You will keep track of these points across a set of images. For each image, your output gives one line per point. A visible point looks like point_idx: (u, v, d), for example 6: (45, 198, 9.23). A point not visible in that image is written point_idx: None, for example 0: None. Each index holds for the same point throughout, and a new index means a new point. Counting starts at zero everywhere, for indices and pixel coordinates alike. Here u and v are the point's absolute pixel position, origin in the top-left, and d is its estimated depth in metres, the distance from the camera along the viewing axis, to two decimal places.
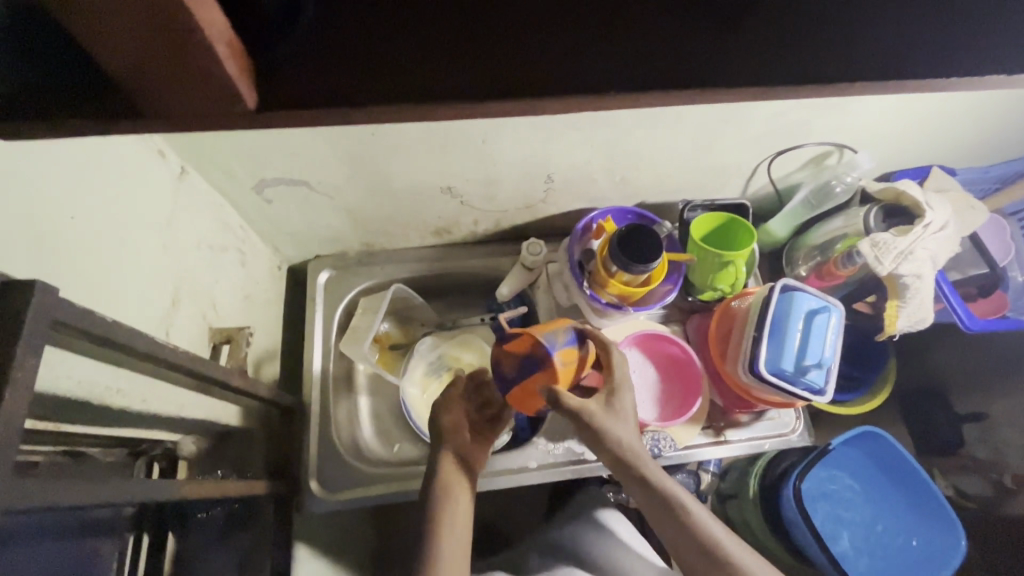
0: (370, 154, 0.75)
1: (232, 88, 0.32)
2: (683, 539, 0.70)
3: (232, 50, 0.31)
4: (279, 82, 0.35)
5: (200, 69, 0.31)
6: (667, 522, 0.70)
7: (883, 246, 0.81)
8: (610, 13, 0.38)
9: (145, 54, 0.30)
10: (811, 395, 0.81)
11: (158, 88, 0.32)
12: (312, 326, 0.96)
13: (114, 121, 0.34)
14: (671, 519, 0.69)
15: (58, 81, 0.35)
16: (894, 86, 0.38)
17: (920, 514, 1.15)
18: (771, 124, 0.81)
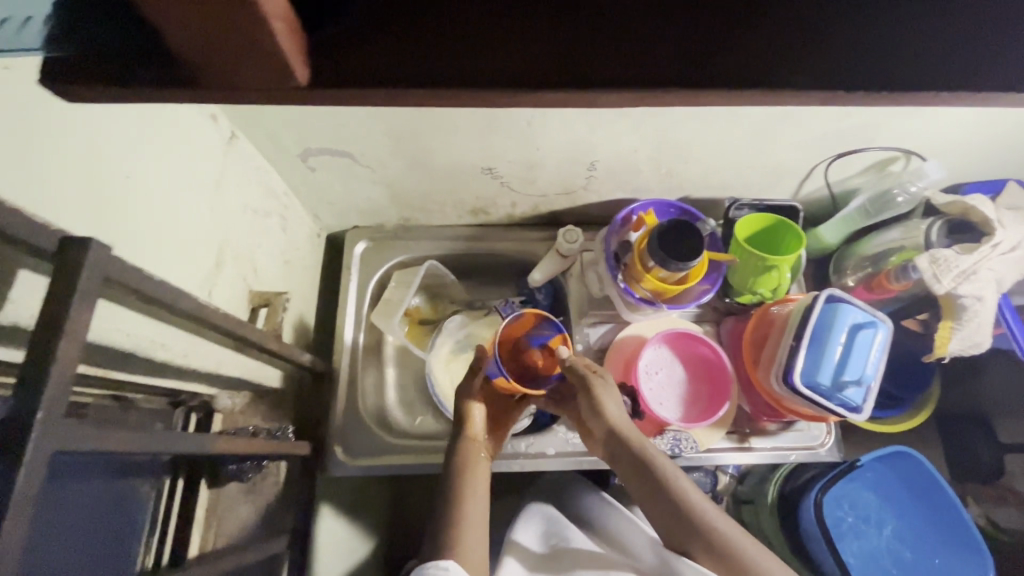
0: (414, 130, 0.75)
1: (286, 63, 0.32)
2: (671, 513, 0.71)
3: (289, 26, 0.31)
4: (334, 56, 0.34)
5: (258, 45, 0.30)
6: (657, 496, 0.71)
7: (944, 263, 0.76)
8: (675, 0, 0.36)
9: (206, 34, 0.29)
10: (846, 412, 0.78)
11: (220, 69, 0.32)
12: (346, 296, 0.98)
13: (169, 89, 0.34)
14: (662, 493, 0.71)
15: None
16: (986, 96, 0.35)
17: (949, 544, 1.11)
18: (836, 125, 0.76)
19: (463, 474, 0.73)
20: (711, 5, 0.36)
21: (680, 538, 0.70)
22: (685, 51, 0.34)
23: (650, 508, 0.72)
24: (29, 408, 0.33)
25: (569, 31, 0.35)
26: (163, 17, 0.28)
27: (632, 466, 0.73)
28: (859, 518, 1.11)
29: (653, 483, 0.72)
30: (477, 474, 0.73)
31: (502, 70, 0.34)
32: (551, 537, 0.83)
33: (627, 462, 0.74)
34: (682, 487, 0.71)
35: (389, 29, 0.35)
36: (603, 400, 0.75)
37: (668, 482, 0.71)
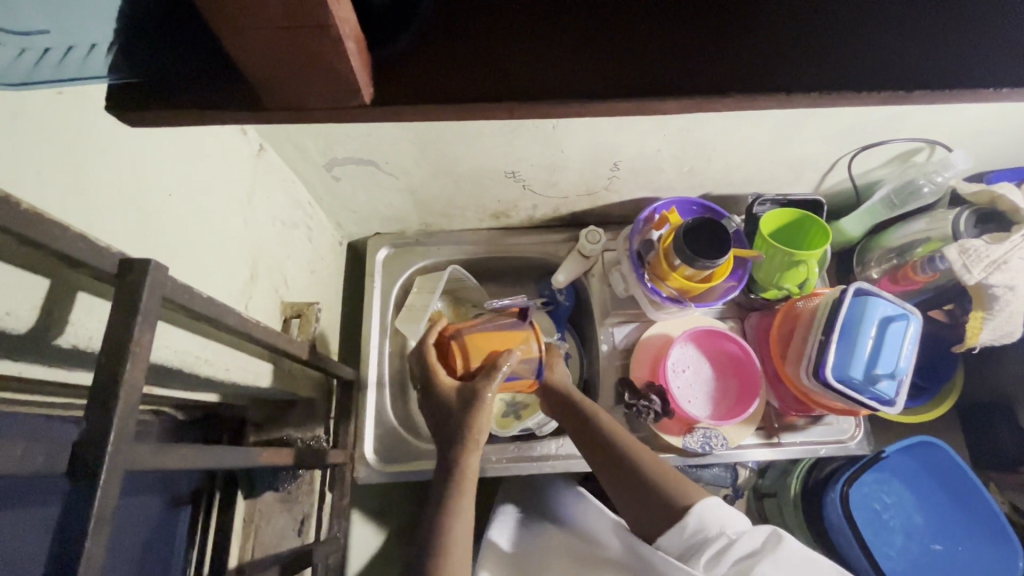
0: (438, 138, 0.75)
1: (355, 84, 0.32)
2: (639, 491, 0.72)
3: (358, 44, 0.31)
4: (396, 77, 0.35)
5: (329, 63, 0.30)
6: (595, 441, 0.76)
7: (973, 252, 0.76)
8: (726, 8, 0.36)
9: (276, 57, 0.29)
10: (878, 405, 0.78)
11: (291, 88, 0.32)
12: (370, 303, 0.98)
13: (235, 112, 0.34)
14: (599, 438, 0.76)
15: (188, 70, 0.35)
16: None
17: (975, 530, 1.11)
18: (861, 118, 0.76)
19: (460, 493, 0.69)
20: (761, 13, 0.36)
21: (632, 500, 0.72)
22: (736, 56, 0.35)
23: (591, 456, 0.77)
24: (105, 426, 0.33)
25: (619, 42, 0.35)
26: (234, 46, 0.29)
27: (597, 447, 0.76)
28: (884, 509, 1.11)
29: (614, 455, 0.75)
30: (469, 491, 0.70)
31: (563, 83, 0.34)
32: (525, 538, 0.85)
33: (579, 428, 0.78)
34: (616, 431, 0.76)
35: (447, 45, 0.35)
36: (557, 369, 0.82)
37: (602, 426, 0.76)
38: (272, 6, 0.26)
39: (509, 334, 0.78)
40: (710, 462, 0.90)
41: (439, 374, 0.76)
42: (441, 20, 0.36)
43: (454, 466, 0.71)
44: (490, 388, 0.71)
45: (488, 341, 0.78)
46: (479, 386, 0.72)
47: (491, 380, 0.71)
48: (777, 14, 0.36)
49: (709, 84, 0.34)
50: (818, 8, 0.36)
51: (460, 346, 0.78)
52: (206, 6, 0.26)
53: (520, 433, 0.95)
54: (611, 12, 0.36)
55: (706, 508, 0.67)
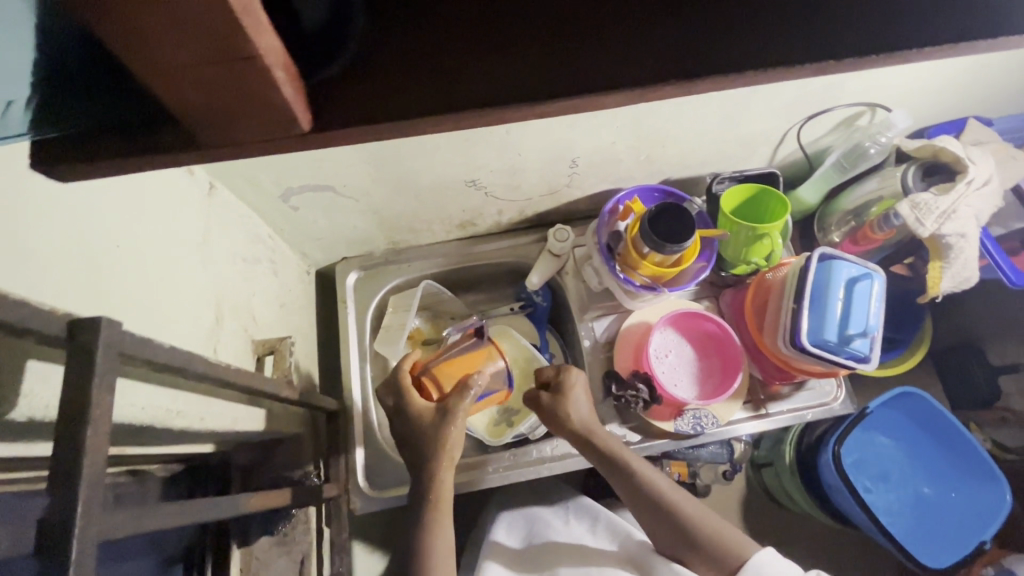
0: (395, 154, 0.74)
1: (290, 113, 0.31)
2: (669, 529, 0.74)
3: (289, 74, 0.30)
4: (333, 104, 0.34)
5: (260, 95, 0.29)
6: (642, 498, 0.76)
7: (924, 206, 0.79)
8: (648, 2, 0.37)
9: (200, 91, 0.28)
10: (855, 363, 0.79)
11: (219, 123, 0.31)
12: (345, 329, 0.96)
13: (173, 152, 0.33)
14: (644, 491, 0.76)
15: (123, 114, 0.34)
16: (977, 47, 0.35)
17: (967, 475, 1.17)
18: (802, 90, 0.78)
19: (437, 513, 0.71)
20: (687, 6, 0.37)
21: (664, 535, 0.75)
22: (669, 44, 0.35)
23: (636, 507, 0.77)
24: (71, 499, 0.32)
25: (563, 42, 0.35)
26: (164, 90, 0.28)
27: (628, 486, 0.76)
28: (876, 463, 1.17)
29: (646, 495, 0.76)
30: (445, 508, 0.71)
31: (501, 87, 0.34)
32: (532, 537, 0.87)
33: (605, 464, 0.78)
34: (662, 487, 0.76)
35: (386, 64, 0.35)
36: (572, 403, 0.79)
37: (648, 483, 0.76)
38: (194, 39, 0.25)
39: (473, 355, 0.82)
40: (704, 441, 0.91)
41: (413, 398, 0.76)
42: (374, 43, 0.36)
43: (429, 484, 0.72)
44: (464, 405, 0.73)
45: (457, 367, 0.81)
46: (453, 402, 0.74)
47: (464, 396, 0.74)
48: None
49: (659, 72, 0.34)
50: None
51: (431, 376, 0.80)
52: (129, 49, 0.26)
53: (514, 439, 0.95)
54: (550, 17, 0.36)
55: (760, 563, 0.69)
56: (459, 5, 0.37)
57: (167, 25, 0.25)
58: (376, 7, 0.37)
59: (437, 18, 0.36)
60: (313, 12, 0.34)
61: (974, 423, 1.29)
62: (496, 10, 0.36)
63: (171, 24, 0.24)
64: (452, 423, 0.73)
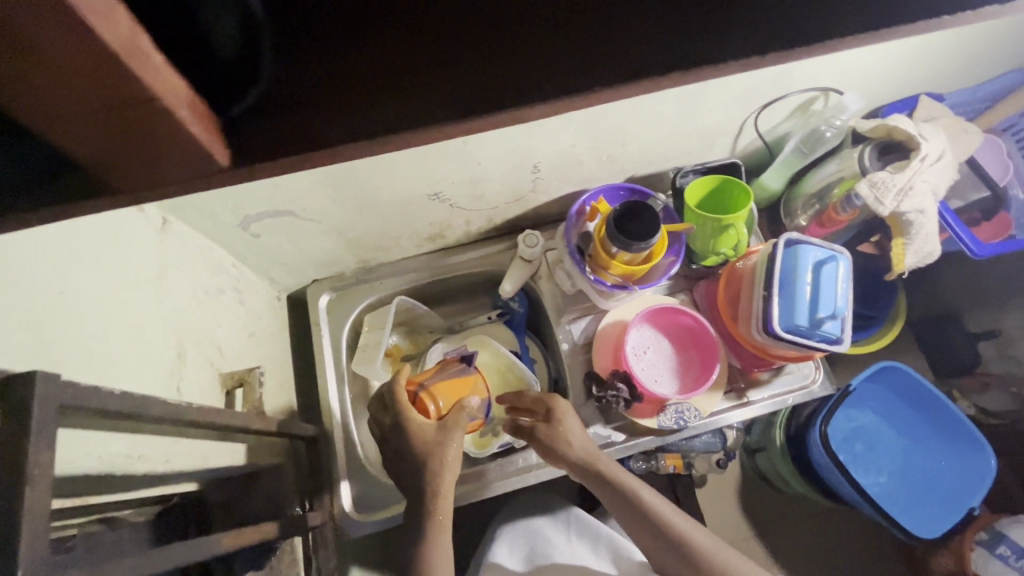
0: (352, 174, 0.73)
1: (203, 151, 0.30)
2: (669, 553, 0.74)
3: (197, 112, 0.29)
4: (253, 138, 0.33)
5: (166, 135, 0.28)
6: (641, 522, 0.76)
7: (881, 184, 0.80)
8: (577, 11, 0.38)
9: (100, 132, 0.28)
10: (828, 346, 0.80)
11: (125, 165, 0.30)
12: (320, 353, 0.95)
13: (85, 198, 0.32)
14: (644, 515, 0.76)
15: (31, 162, 0.33)
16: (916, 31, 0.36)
17: (953, 443, 1.19)
18: (753, 79, 0.79)
19: (431, 533, 0.69)
20: (616, 16, 0.37)
21: (665, 559, 0.74)
22: (601, 53, 0.36)
23: (636, 531, 0.77)
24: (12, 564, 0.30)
25: (496, 59, 0.36)
26: (58, 131, 0.28)
27: (627, 509, 0.77)
28: (863, 439, 1.20)
29: (646, 520, 0.75)
30: (444, 527, 0.71)
31: (435, 107, 0.34)
32: (532, 554, 0.87)
33: (603, 489, 0.78)
34: (671, 518, 0.75)
35: (310, 95, 0.35)
36: (568, 430, 0.80)
37: (650, 509, 0.76)
38: (84, 81, 0.25)
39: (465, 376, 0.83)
40: (690, 434, 0.91)
41: (411, 414, 0.75)
42: (297, 74, 0.36)
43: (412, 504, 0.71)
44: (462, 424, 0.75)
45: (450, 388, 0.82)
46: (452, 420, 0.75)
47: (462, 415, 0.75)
48: (638, 7, 0.37)
49: (590, 83, 0.35)
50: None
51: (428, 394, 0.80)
52: (17, 97, 0.25)
53: (499, 449, 0.94)
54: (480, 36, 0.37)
55: None
56: (389, 27, 0.37)
57: (40, 67, 0.24)
58: (302, 33, 0.37)
59: (366, 42, 0.36)
60: (226, 41, 0.31)
61: (957, 392, 1.31)
62: (423, 29, 0.37)
63: (54, 66, 0.24)
64: (450, 438, 0.74)
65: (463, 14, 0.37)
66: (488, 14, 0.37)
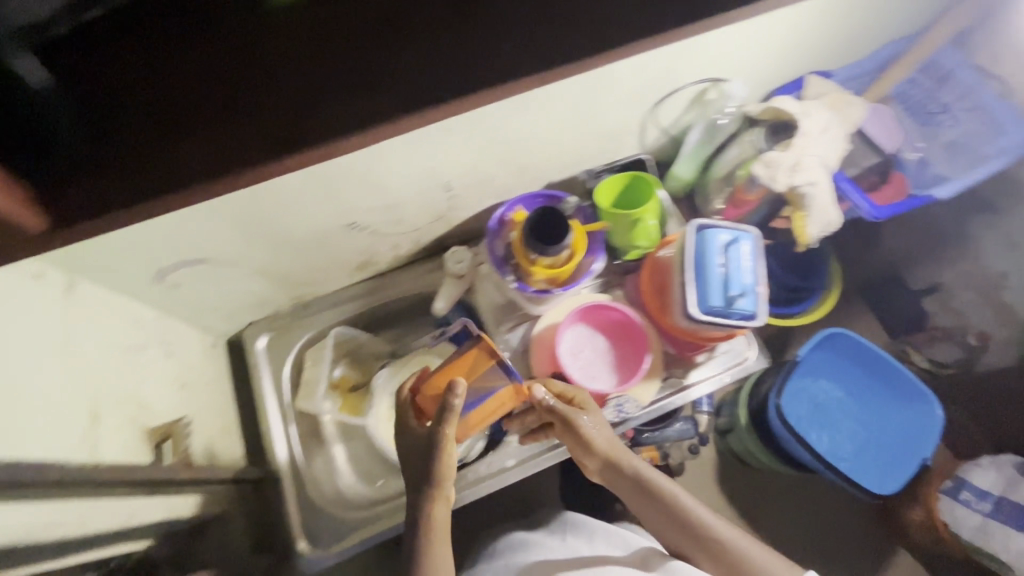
0: (258, 217, 0.74)
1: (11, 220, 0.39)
2: (690, 542, 0.76)
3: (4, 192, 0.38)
4: (58, 203, 0.41)
5: None
6: (663, 512, 0.78)
7: (773, 163, 0.85)
8: (330, 61, 0.45)
9: None
10: (746, 322, 0.83)
11: None
12: (262, 394, 0.95)
13: None
14: (666, 505, 0.78)
15: None
16: None
17: (899, 399, 1.24)
18: (643, 78, 0.82)
19: (436, 535, 0.72)
20: (367, 68, 0.45)
21: (687, 546, 0.77)
22: (349, 105, 0.44)
23: (657, 521, 0.79)
24: None
25: (258, 113, 0.44)
26: None
27: (649, 500, 0.79)
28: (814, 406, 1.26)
29: (668, 510, 0.78)
30: (442, 533, 0.73)
31: (213, 166, 0.43)
32: (522, 557, 0.81)
33: (627, 483, 0.80)
34: (696, 512, 0.77)
35: (104, 161, 0.43)
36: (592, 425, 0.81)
37: (673, 499, 0.78)
38: None
39: (464, 362, 0.79)
40: (634, 425, 0.95)
41: (406, 424, 0.78)
42: (88, 141, 0.43)
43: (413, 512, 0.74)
44: (442, 430, 0.71)
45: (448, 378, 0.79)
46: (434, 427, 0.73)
47: (443, 420, 0.71)
48: (382, 53, 0.45)
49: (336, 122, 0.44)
50: (412, 42, 0.46)
51: (426, 394, 0.80)
52: None
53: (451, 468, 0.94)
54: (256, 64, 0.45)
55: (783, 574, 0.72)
56: (147, 79, 0.44)
57: None
58: (84, 91, 0.44)
59: (136, 93, 0.44)
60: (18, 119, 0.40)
61: (910, 349, 1.32)
62: (195, 90, 0.44)
63: None
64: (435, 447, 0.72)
65: (226, 75, 0.45)
66: (240, 57, 0.45)
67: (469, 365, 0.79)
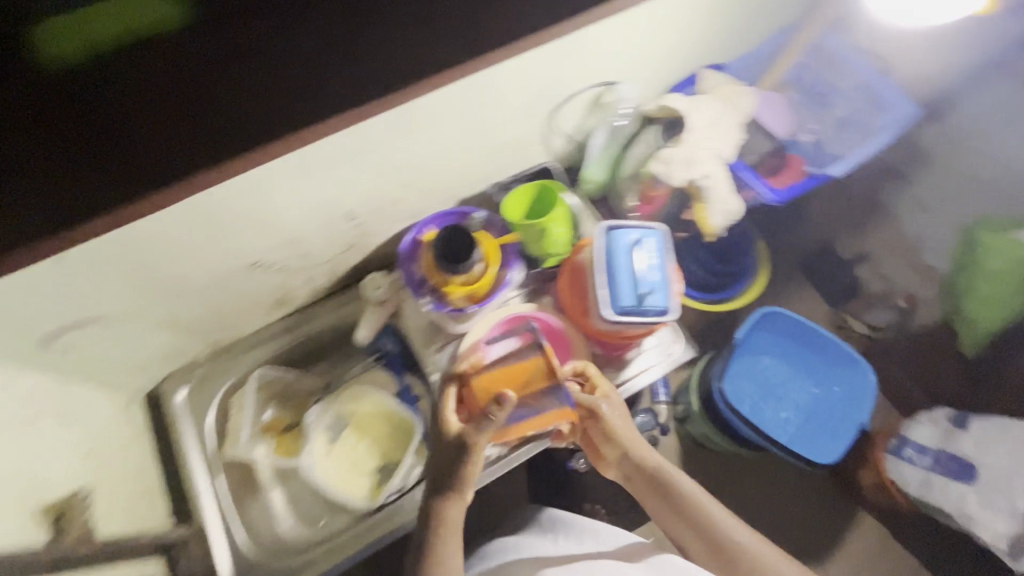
0: (142, 268, 0.71)
1: None
2: (698, 536, 0.81)
3: None
4: None
5: None
6: (675, 506, 0.83)
7: (668, 161, 0.89)
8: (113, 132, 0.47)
9: None
10: (660, 318, 0.84)
11: None
12: (184, 450, 0.91)
13: None
14: (679, 499, 0.83)
15: None
16: None
17: (834, 368, 1.29)
18: (530, 88, 0.82)
19: (447, 534, 0.74)
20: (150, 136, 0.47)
21: (694, 539, 0.82)
22: (135, 178, 0.47)
23: (668, 513, 0.84)
24: None
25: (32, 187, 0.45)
26: None
27: (663, 494, 0.84)
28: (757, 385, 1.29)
29: (681, 504, 0.83)
30: (455, 531, 0.75)
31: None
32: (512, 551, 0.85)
33: (645, 479, 0.85)
34: (707, 506, 0.82)
35: None
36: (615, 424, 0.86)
37: (687, 493, 0.83)
38: None
39: (518, 369, 0.79)
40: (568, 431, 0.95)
41: (444, 414, 0.77)
42: None
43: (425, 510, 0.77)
44: (477, 435, 0.71)
45: (498, 380, 0.79)
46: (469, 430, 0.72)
47: (481, 426, 0.71)
48: (166, 124, 0.47)
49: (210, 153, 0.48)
50: (201, 105, 0.48)
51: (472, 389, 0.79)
52: None
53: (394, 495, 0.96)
54: (122, 107, 0.48)
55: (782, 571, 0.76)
56: None
57: None
58: None
59: None
60: None
61: (848, 318, 1.37)
62: None
63: None
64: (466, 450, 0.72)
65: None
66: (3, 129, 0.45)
67: (521, 375, 0.78)
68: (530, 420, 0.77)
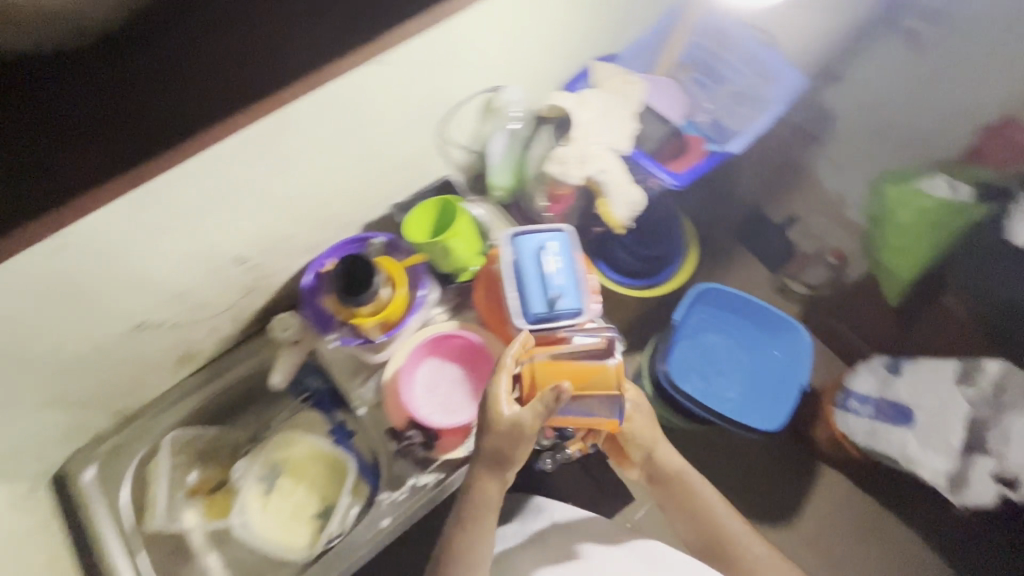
0: (0, 351, 0.66)
1: None
2: (705, 532, 0.87)
3: None
4: None
5: None
6: (689, 504, 0.89)
7: (562, 160, 0.91)
8: None
9: None
10: (574, 320, 0.83)
11: None
12: (98, 529, 0.85)
13: None
14: (695, 498, 0.88)
15: None
16: None
17: (771, 335, 1.31)
18: (409, 103, 0.80)
19: (470, 519, 0.77)
20: None
21: (698, 534, 0.88)
22: None
23: (679, 509, 0.89)
24: None
25: None
26: None
27: (680, 493, 0.89)
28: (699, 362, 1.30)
29: (696, 504, 0.88)
30: (482, 520, 0.77)
31: None
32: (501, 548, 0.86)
33: (666, 480, 0.90)
34: (717, 507, 0.88)
35: None
36: (646, 432, 0.89)
37: (702, 494, 0.89)
38: None
39: (586, 371, 0.75)
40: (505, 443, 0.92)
41: (498, 389, 0.75)
42: None
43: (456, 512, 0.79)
44: (529, 421, 0.70)
45: (563, 373, 0.75)
46: (524, 413, 0.71)
47: (537, 412, 0.70)
48: None
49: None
50: None
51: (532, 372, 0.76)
52: None
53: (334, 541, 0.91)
54: None
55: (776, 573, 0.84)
56: None
57: None
58: None
59: None
60: None
61: (787, 280, 1.42)
62: None
63: None
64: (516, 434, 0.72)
65: None
66: None
67: (585, 374, 0.75)
68: (577, 417, 0.76)
